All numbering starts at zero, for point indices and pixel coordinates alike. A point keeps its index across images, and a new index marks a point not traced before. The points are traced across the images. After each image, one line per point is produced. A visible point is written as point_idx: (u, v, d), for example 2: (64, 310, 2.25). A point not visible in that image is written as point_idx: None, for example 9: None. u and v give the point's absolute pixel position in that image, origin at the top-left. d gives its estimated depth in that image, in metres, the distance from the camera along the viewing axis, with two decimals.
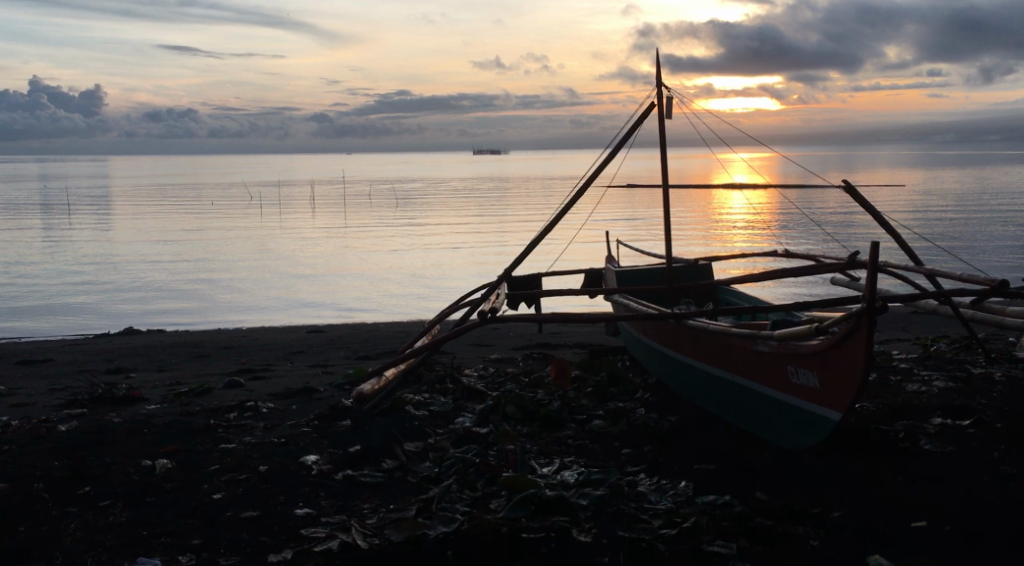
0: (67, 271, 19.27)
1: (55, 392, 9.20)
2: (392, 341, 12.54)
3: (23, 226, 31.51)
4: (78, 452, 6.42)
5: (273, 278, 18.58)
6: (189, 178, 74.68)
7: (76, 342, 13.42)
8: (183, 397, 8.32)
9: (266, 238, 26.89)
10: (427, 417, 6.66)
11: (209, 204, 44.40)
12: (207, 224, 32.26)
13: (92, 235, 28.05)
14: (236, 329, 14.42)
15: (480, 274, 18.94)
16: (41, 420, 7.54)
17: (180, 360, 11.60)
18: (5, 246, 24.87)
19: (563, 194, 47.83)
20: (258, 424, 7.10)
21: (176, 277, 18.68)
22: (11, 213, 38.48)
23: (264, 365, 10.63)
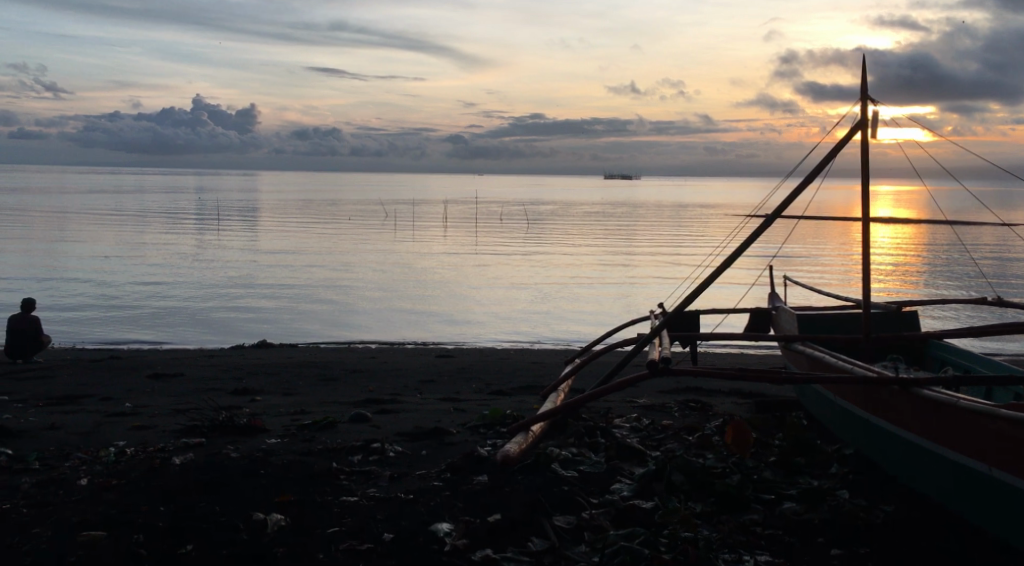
0: (206, 291, 19.40)
1: (180, 414, 8.75)
2: (526, 373, 11.64)
3: (173, 238, 32.49)
4: (183, 493, 5.81)
5: (404, 307, 18.11)
6: (331, 197, 76.94)
7: (208, 355, 13.14)
8: (306, 430, 7.65)
9: (399, 261, 26.66)
10: (578, 480, 5.70)
11: (348, 221, 45.00)
12: (345, 242, 32.44)
13: (235, 249, 28.56)
14: (364, 351, 13.86)
15: (617, 309, 17.93)
16: (158, 450, 7.04)
17: (308, 382, 11.08)
18: (153, 259, 25.48)
19: (702, 223, 46.16)
20: (384, 472, 6.30)
21: (310, 302, 18.47)
22: (166, 223, 39.90)
23: (393, 396, 9.85)
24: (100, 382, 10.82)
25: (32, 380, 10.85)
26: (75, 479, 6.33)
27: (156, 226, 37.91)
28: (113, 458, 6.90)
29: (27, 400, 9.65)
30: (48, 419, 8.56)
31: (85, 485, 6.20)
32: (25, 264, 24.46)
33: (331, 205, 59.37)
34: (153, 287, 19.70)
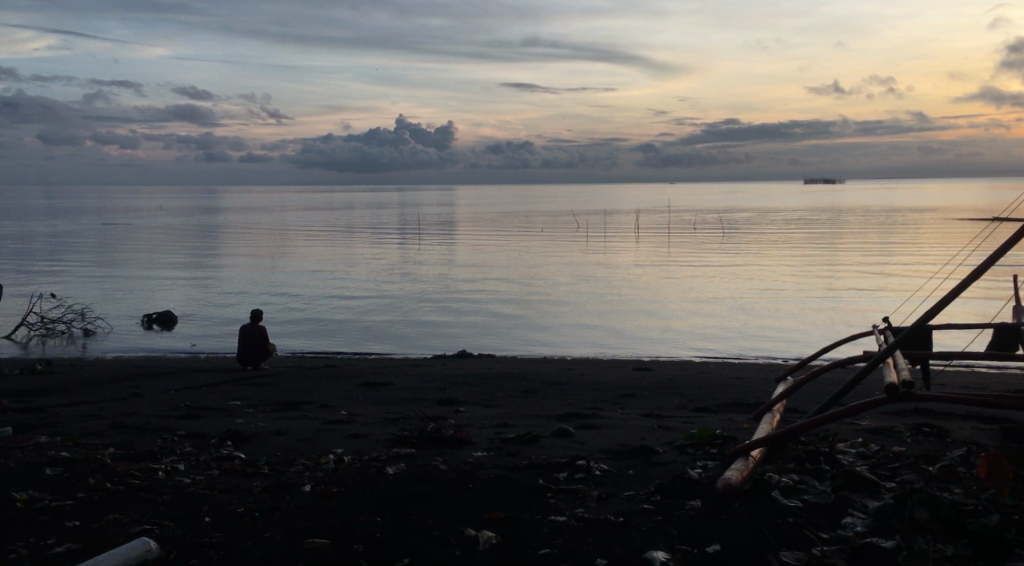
0: (408, 305, 20.05)
1: (390, 422, 8.94)
2: (732, 389, 11.11)
3: (378, 252, 33.98)
4: (396, 505, 5.85)
5: (599, 321, 17.92)
6: (526, 209, 78.15)
7: (413, 364, 13.48)
8: (510, 444, 7.55)
9: (594, 273, 26.52)
10: (804, 511, 5.24)
11: (541, 232, 45.43)
12: (539, 254, 32.73)
13: (435, 262, 29.45)
14: (562, 363, 13.77)
15: (825, 324, 16.93)
16: (372, 459, 7.17)
17: (508, 393, 11.09)
18: (360, 273, 26.69)
19: (915, 229, 43.12)
20: (593, 492, 6.07)
21: (508, 317, 18.66)
22: (371, 238, 41.77)
23: (594, 410, 9.63)
24: (318, 388, 11.32)
25: (258, 386, 11.53)
26: (298, 485, 6.55)
27: (363, 241, 39.82)
28: (332, 465, 7.11)
29: (255, 405, 10.22)
30: (273, 424, 8.99)
31: (308, 491, 6.39)
32: (250, 278, 26.35)
33: (527, 216, 60.25)
34: (363, 301, 20.59)
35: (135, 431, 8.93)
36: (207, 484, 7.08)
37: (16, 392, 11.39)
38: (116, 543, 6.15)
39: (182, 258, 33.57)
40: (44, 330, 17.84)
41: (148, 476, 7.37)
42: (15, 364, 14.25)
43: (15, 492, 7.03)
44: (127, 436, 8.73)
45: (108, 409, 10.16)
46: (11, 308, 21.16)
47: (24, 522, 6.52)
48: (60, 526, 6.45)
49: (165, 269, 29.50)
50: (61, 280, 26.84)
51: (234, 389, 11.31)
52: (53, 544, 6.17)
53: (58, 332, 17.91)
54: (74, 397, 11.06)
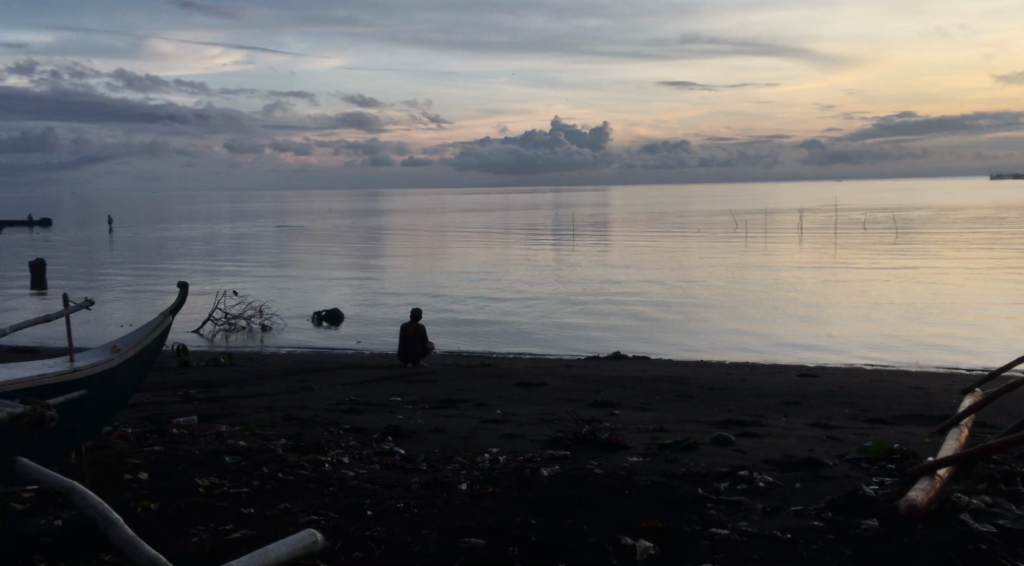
0: (565, 307, 20.01)
1: (546, 424, 8.85)
2: (908, 400, 10.40)
3: (534, 253, 34.19)
4: (550, 509, 5.76)
5: (762, 326, 17.28)
6: (685, 209, 76.81)
7: (570, 365, 13.38)
8: (668, 451, 7.31)
9: (756, 275, 25.64)
10: (998, 539, 4.76)
11: (700, 232, 44.43)
12: (698, 255, 32.01)
13: (592, 264, 29.32)
14: (721, 367, 13.33)
15: (1013, 333, 15.65)
16: (526, 460, 7.09)
17: (666, 397, 10.80)
18: (517, 275, 26.91)
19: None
20: (756, 504, 5.76)
21: (667, 321, 18.27)
22: (528, 239, 42.13)
23: (757, 417, 9.21)
24: (476, 387, 11.40)
25: (418, 383, 11.75)
26: (455, 483, 6.57)
27: (521, 241, 40.14)
28: (489, 464, 7.09)
29: (415, 401, 10.39)
30: (432, 421, 9.11)
31: (463, 489, 6.39)
32: (413, 279, 27.05)
33: (685, 217, 59.09)
34: (521, 303, 20.70)
35: (304, 423, 9.26)
36: (369, 478, 7.21)
37: (199, 383, 12.08)
38: (285, 532, 6.34)
39: (349, 259, 34.91)
40: (227, 324, 18.92)
41: (315, 468, 7.59)
42: (200, 356, 15.15)
43: (197, 478, 7.42)
44: (297, 427, 9.07)
45: (281, 402, 10.59)
46: (197, 304, 22.59)
47: (203, 507, 6.84)
48: (235, 513, 6.72)
49: (335, 269, 30.76)
50: (241, 279, 28.46)
51: (397, 385, 11.56)
52: (229, 530, 6.43)
53: (240, 327, 18.94)
54: (251, 388, 11.62)
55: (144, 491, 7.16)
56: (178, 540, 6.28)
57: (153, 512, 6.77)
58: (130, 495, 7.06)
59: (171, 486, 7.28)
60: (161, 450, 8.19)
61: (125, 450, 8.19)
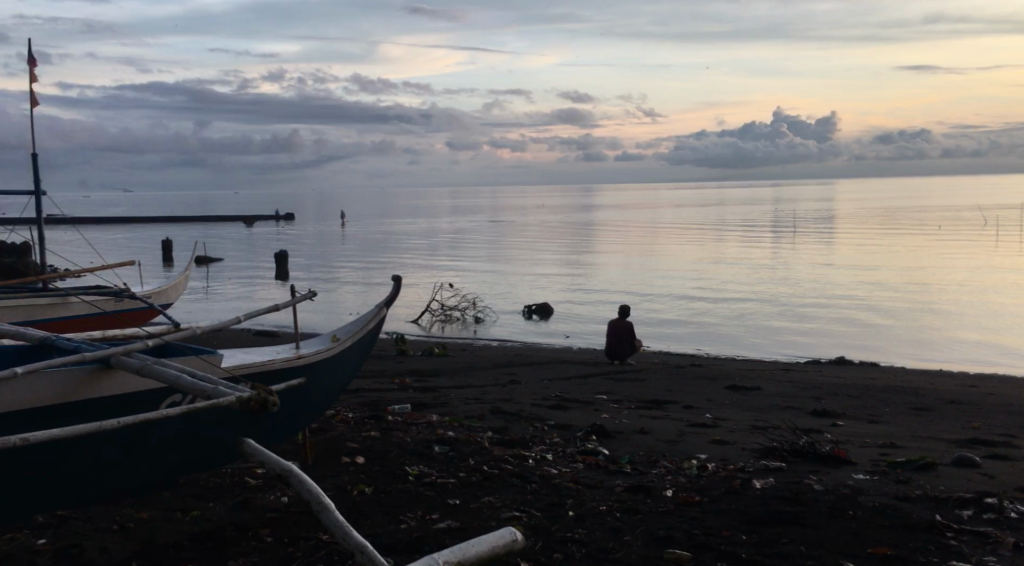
0: (784, 310, 19.04)
1: (761, 431, 8.33)
2: None
3: (752, 251, 32.92)
4: (763, 527, 5.35)
5: (1010, 337, 15.59)
6: (920, 204, 71.41)
7: (786, 369, 12.63)
8: (899, 470, 6.63)
9: (1003, 279, 23.28)
10: None
11: (937, 230, 41.09)
12: (936, 254, 29.55)
13: (815, 263, 27.81)
14: (961, 378, 12.11)
15: None
16: (739, 470, 6.67)
17: (896, 409, 9.90)
18: (733, 273, 25.99)
19: None
20: (1006, 538, 5.07)
21: (897, 329, 16.91)
22: (745, 236, 40.66)
23: (1005, 438, 8.21)
24: (685, 388, 10.98)
25: (625, 381, 11.49)
26: (661, 489, 6.27)
27: (738, 239, 38.74)
28: (696, 472, 6.73)
29: (621, 401, 10.14)
30: (640, 422, 8.82)
31: (670, 497, 6.09)
32: (625, 275, 26.78)
33: (919, 213, 54.90)
34: (735, 305, 19.91)
35: (511, 417, 9.25)
36: (574, 477, 7.05)
37: (414, 372, 12.43)
38: (489, 526, 6.30)
39: (561, 255, 35.06)
40: (443, 316, 19.47)
41: (520, 463, 7.53)
42: (417, 346, 15.63)
43: (408, 466, 7.57)
44: (504, 421, 9.07)
45: (490, 394, 10.68)
46: (416, 296, 23.44)
47: (412, 495, 6.95)
48: (442, 503, 6.77)
49: (547, 265, 31.03)
50: (457, 272, 29.32)
51: (603, 383, 11.36)
52: (436, 520, 6.48)
53: (455, 318, 19.45)
54: (462, 379, 11.82)
55: (359, 475, 7.38)
56: (387, 525, 6.39)
57: (366, 496, 6.95)
58: (346, 478, 7.29)
59: (384, 471, 7.46)
60: (377, 436, 8.43)
61: (343, 433, 8.51)
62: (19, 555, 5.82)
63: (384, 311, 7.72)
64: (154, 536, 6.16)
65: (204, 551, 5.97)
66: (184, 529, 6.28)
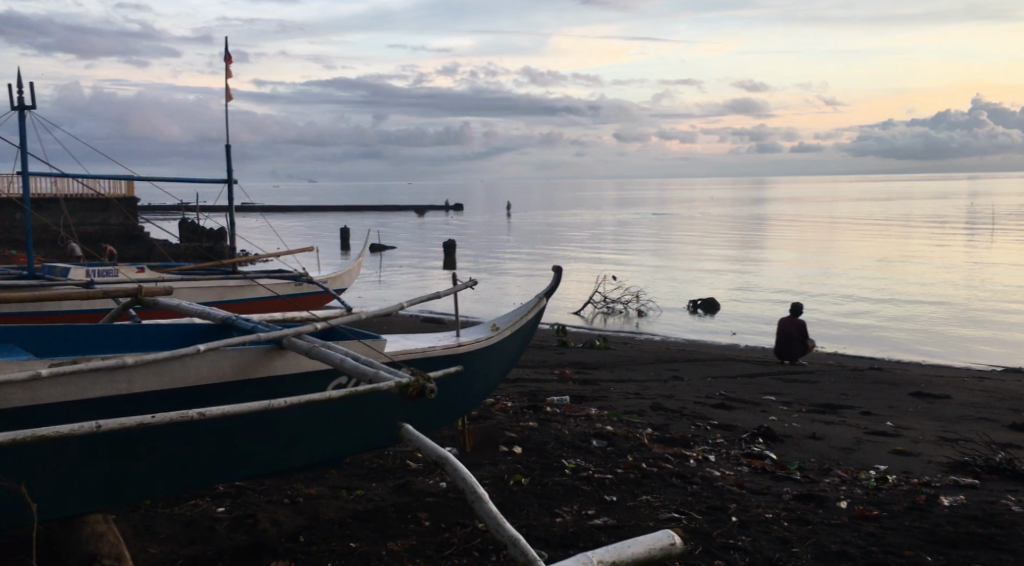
0: (976, 316, 17.61)
1: (947, 444, 7.67)
2: None
3: (941, 249, 30.75)
4: (950, 552, 4.89)
5: None
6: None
7: (977, 377, 11.65)
8: None
9: None
10: None
11: None
12: None
13: (1013, 264, 25.62)
14: None
15: None
16: (923, 485, 6.15)
17: None
18: (917, 273, 24.36)
19: None
20: None
21: None
22: (933, 233, 38.02)
23: None
24: (862, 393, 10.32)
25: (796, 382, 10.94)
26: (834, 499, 5.88)
27: (923, 235, 36.36)
28: (874, 484, 6.26)
29: (791, 403, 9.63)
30: (811, 427, 8.33)
31: (844, 509, 5.69)
32: (798, 273, 25.63)
33: None
34: (919, 307, 18.66)
35: (673, 414, 8.97)
36: (738, 481, 6.72)
37: (574, 364, 12.33)
38: (647, 526, 6.09)
39: (730, 250, 34.02)
40: (606, 309, 19.27)
41: (681, 462, 7.27)
42: (579, 338, 15.51)
43: (565, 459, 7.46)
44: (665, 418, 8.80)
45: (651, 390, 10.42)
46: (580, 288, 23.33)
47: (569, 489, 6.83)
48: (598, 498, 6.62)
49: (714, 260, 30.20)
50: (621, 265, 29.02)
51: (772, 384, 10.85)
52: (592, 516, 6.33)
53: (617, 311, 19.21)
54: (623, 373, 11.61)
55: (516, 465, 7.33)
56: (542, 517, 6.30)
57: (522, 487, 6.89)
58: (504, 467, 7.26)
59: (542, 463, 7.38)
60: (535, 426, 8.37)
61: (502, 422, 8.50)
62: (201, 521, 6.08)
63: (544, 301, 7.62)
64: (321, 511, 6.31)
65: (366, 530, 6.06)
66: (348, 507, 6.42)
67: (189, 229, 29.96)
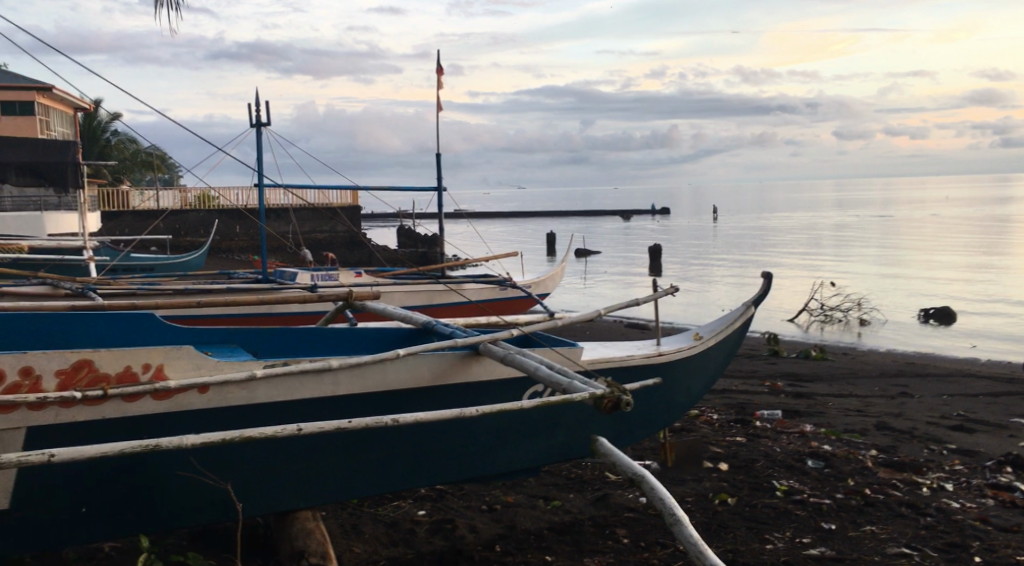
0: None
1: None
2: None
3: None
4: None
5: None
6: None
7: None
8: None
9: None
10: None
11: None
12: None
13: None
14: None
15: None
16: None
17: None
18: None
19: None
20: None
21: None
22: None
23: None
24: None
25: None
26: None
27: None
28: None
29: None
30: None
31: None
32: None
33: None
34: None
35: (900, 435, 8.17)
36: (982, 516, 6.01)
37: (789, 376, 11.59)
38: (872, 561, 5.50)
39: (965, 255, 31.33)
40: (824, 317, 18.17)
41: (911, 490, 6.57)
42: (794, 348, 14.64)
43: (777, 480, 6.93)
44: (891, 439, 8.01)
45: (874, 407, 9.57)
46: (795, 295, 22.17)
47: (782, 513, 6.32)
48: (815, 525, 6.07)
49: (945, 266, 27.86)
50: (841, 271, 27.37)
51: (1020, 405, 9.65)
52: (807, 545, 5.80)
53: (836, 319, 18.07)
54: (843, 387, 10.75)
55: (721, 483, 6.89)
56: (750, 542, 5.85)
57: (728, 507, 6.44)
58: (709, 485, 6.83)
59: (750, 483, 6.89)
60: (744, 442, 7.86)
61: (707, 436, 8.06)
62: (401, 524, 5.93)
63: (753, 310, 7.13)
64: (517, 521, 6.12)
65: (563, 543, 5.82)
66: (544, 517, 6.20)
67: (405, 236, 31.18)
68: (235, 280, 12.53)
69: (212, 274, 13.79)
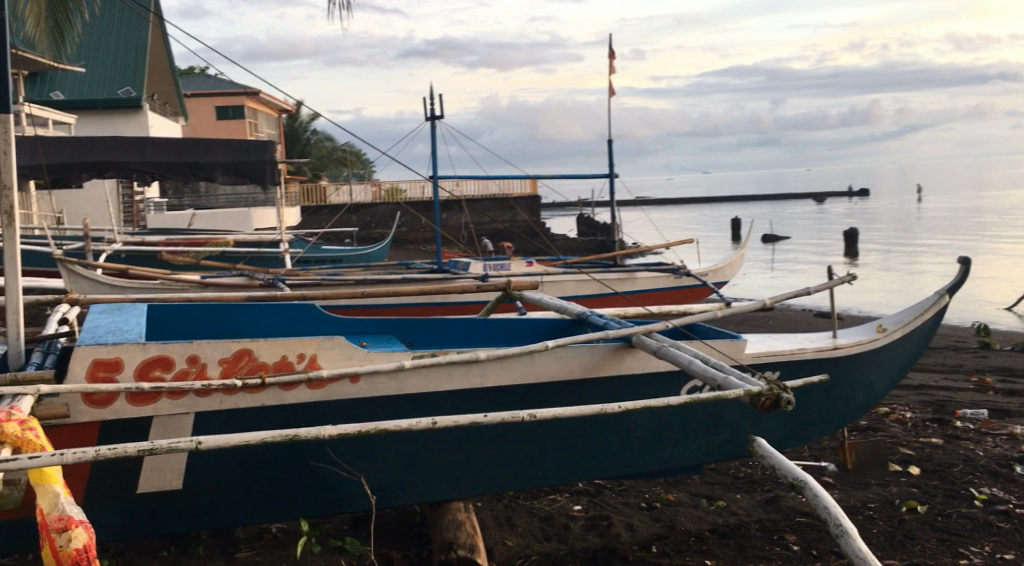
0: None
1: None
2: None
3: None
4: None
5: None
6: None
7: None
8: None
9: None
10: None
11: None
12: None
13: None
14: None
15: None
16: None
17: None
18: None
19: None
20: None
21: None
22: None
23: None
24: None
25: None
26: None
27: None
28: None
29: None
30: None
31: None
32: None
33: None
34: None
35: None
36: None
37: (999, 371, 10.53)
38: None
39: None
40: None
41: None
42: (1006, 340, 13.32)
43: (977, 487, 6.26)
44: None
45: None
46: (1011, 281, 20.25)
47: (980, 525, 5.70)
48: (1020, 542, 5.45)
49: None
50: None
51: None
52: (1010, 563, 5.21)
53: None
54: None
55: (910, 489, 6.29)
56: (942, 557, 5.29)
57: (918, 516, 5.86)
58: (895, 490, 6.25)
59: (944, 489, 6.26)
60: (940, 444, 7.16)
61: (898, 436, 7.40)
62: (556, 518, 5.79)
63: (948, 298, 6.45)
64: (677, 521, 5.83)
65: (727, 548, 5.49)
66: (707, 518, 5.88)
67: (587, 224, 31.08)
68: (412, 270, 12.83)
69: (392, 264, 14.22)
